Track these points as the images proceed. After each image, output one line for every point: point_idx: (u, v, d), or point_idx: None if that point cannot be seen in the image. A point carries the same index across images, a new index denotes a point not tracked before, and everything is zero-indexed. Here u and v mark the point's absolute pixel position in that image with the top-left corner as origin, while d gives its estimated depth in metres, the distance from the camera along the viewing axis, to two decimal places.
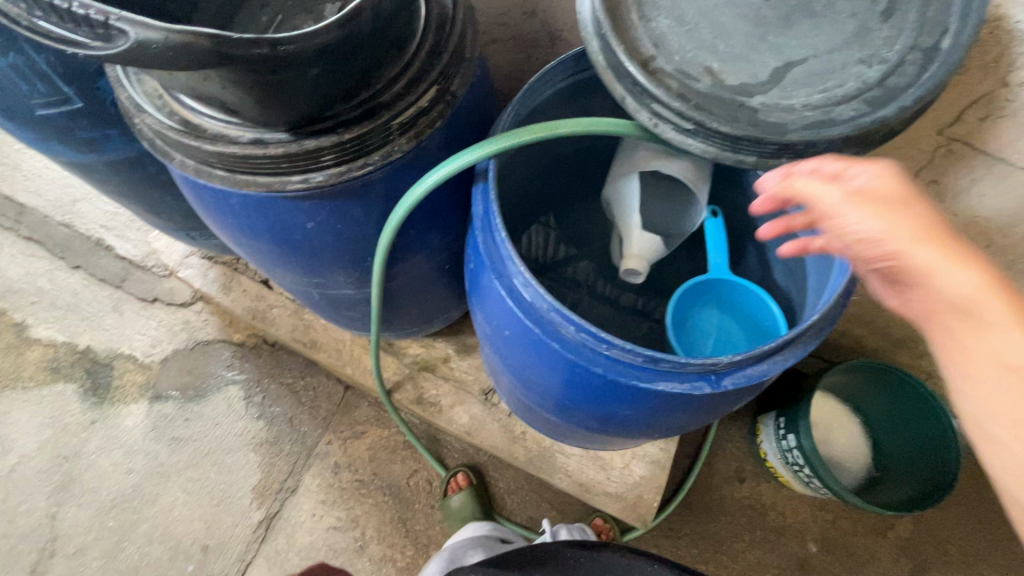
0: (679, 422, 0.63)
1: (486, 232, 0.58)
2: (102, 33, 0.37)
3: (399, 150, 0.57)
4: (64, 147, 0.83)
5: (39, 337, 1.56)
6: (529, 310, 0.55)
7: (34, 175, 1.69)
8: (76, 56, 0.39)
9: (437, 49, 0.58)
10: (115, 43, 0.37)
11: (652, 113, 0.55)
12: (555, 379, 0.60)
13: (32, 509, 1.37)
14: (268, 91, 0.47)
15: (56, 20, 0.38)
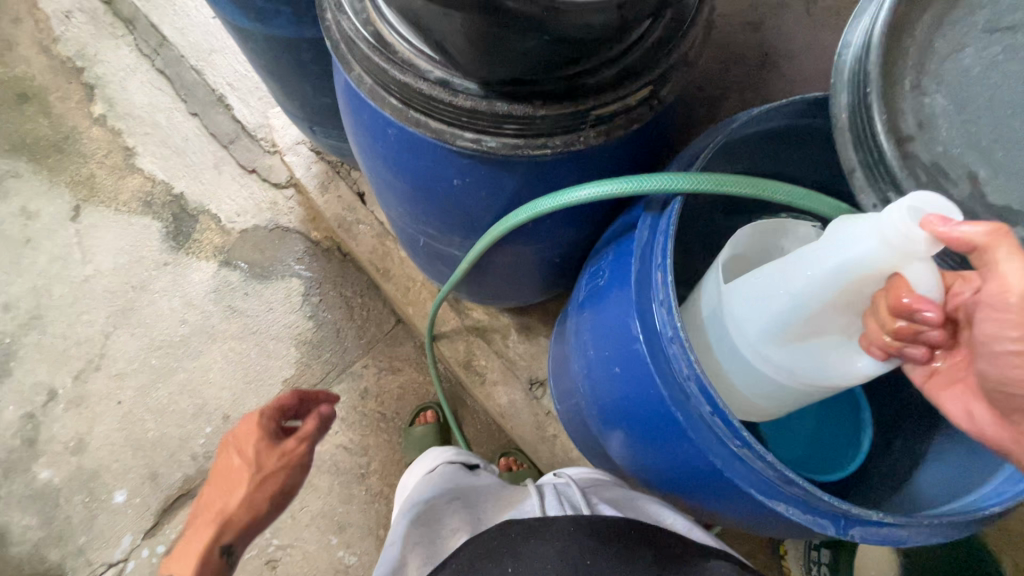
0: (763, 527, 0.56)
1: (642, 262, 0.51)
2: None
3: (584, 142, 0.51)
4: (234, 7, 0.80)
5: (143, 168, 1.63)
6: (662, 366, 0.48)
7: (182, 13, 1.71)
8: None
9: (665, 45, 0.51)
10: None
11: (882, 200, 0.48)
12: (652, 436, 0.53)
13: (92, 321, 1.46)
14: (489, 47, 0.42)
15: None
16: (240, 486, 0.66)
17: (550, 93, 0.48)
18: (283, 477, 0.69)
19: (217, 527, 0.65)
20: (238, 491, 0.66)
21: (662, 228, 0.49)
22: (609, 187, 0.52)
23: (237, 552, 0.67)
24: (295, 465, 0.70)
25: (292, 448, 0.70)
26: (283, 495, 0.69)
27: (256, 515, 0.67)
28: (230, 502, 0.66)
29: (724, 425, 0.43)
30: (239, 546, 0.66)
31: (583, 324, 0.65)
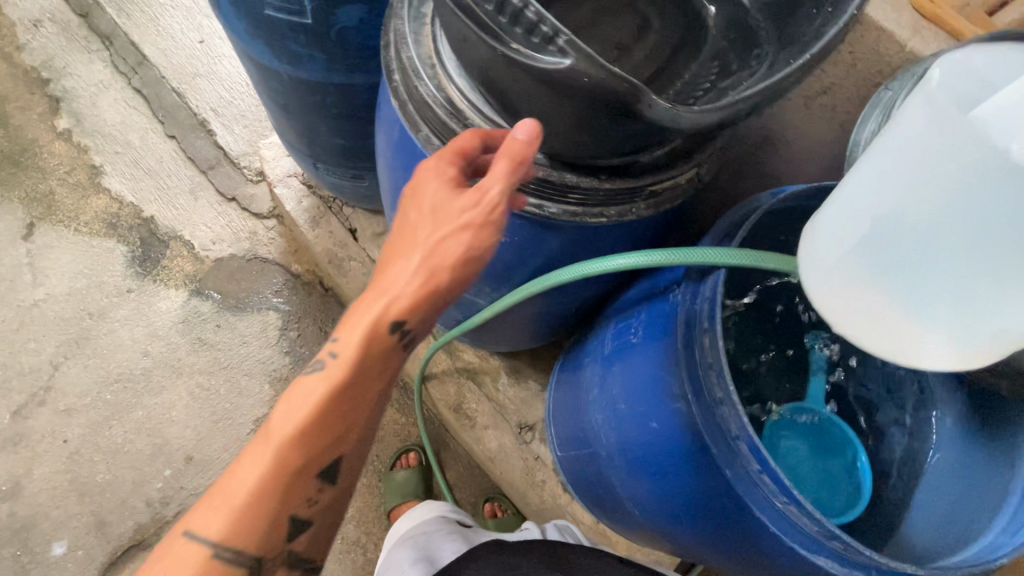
0: None
1: (687, 326, 0.54)
2: (538, 40, 0.39)
3: (636, 213, 0.56)
4: (266, 49, 0.81)
5: (109, 188, 1.54)
6: (709, 423, 0.51)
7: (166, 35, 1.66)
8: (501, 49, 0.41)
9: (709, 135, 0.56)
10: (552, 56, 0.39)
11: None
12: (691, 489, 0.56)
13: (39, 350, 1.35)
14: (580, 129, 0.46)
15: (506, 25, 0.39)
16: (414, 255, 0.48)
17: (613, 168, 0.53)
18: (459, 245, 0.48)
19: (366, 337, 0.50)
20: (420, 255, 0.48)
21: (704, 295, 0.54)
22: (656, 256, 0.56)
23: (401, 347, 0.53)
24: (488, 226, 0.48)
25: (480, 207, 0.47)
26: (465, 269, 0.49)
27: (426, 308, 0.50)
28: (383, 319, 0.50)
29: (773, 483, 0.47)
30: (418, 332, 0.52)
31: (609, 377, 0.68)
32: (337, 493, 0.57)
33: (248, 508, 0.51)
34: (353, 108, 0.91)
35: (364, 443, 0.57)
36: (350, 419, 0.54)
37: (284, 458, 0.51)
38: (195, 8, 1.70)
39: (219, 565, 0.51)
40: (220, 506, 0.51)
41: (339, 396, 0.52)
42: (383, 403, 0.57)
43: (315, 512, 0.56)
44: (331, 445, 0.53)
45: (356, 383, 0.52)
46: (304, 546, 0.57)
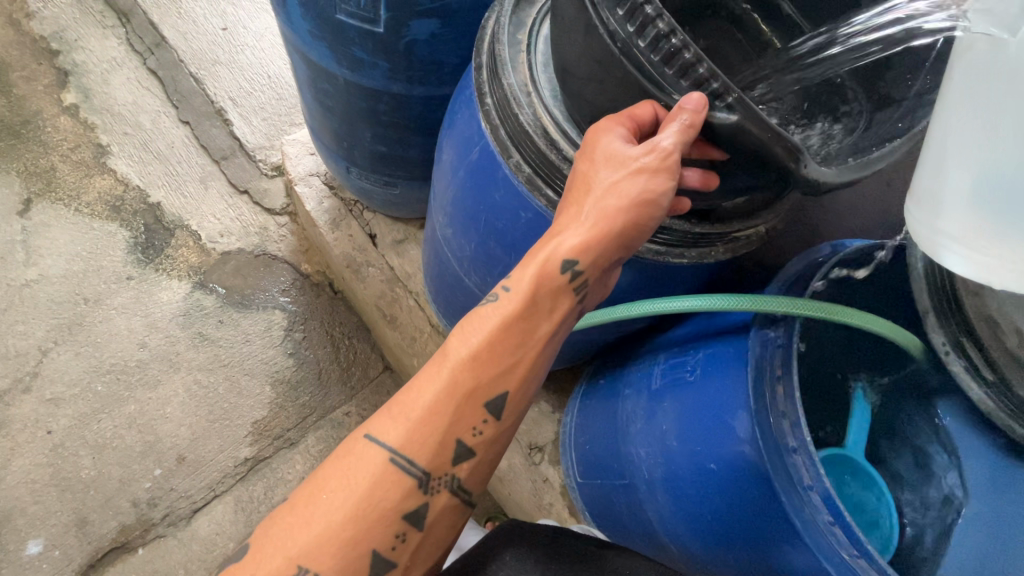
0: None
1: (756, 372, 0.56)
2: (685, 71, 0.43)
3: (714, 256, 0.56)
4: (327, 52, 0.80)
5: (115, 169, 1.48)
6: (777, 471, 0.52)
7: (188, 18, 1.62)
8: (643, 83, 0.45)
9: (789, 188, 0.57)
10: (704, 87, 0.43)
11: (951, 341, 0.58)
12: (748, 527, 0.57)
13: (28, 334, 1.30)
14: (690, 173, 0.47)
15: (656, 59, 0.43)
16: (588, 198, 0.48)
17: (701, 213, 0.54)
18: (640, 190, 0.47)
19: (538, 271, 0.50)
20: (602, 196, 0.48)
21: (776, 343, 0.55)
22: (730, 300, 0.57)
23: (570, 289, 0.52)
24: (670, 172, 0.46)
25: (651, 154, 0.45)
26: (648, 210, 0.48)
27: (605, 243, 0.49)
28: (556, 254, 0.50)
29: (844, 535, 0.48)
30: (592, 274, 0.51)
31: (658, 411, 0.68)
32: (501, 425, 0.53)
33: (422, 424, 0.50)
34: (403, 117, 0.90)
35: (533, 377, 0.53)
36: (515, 355, 0.52)
37: (456, 377, 0.50)
38: None
39: (393, 475, 0.49)
40: (396, 417, 0.50)
41: (505, 326, 0.51)
42: (551, 347, 0.54)
43: (479, 444, 0.52)
44: (496, 376, 0.51)
45: (516, 321, 0.51)
46: (465, 475, 0.52)
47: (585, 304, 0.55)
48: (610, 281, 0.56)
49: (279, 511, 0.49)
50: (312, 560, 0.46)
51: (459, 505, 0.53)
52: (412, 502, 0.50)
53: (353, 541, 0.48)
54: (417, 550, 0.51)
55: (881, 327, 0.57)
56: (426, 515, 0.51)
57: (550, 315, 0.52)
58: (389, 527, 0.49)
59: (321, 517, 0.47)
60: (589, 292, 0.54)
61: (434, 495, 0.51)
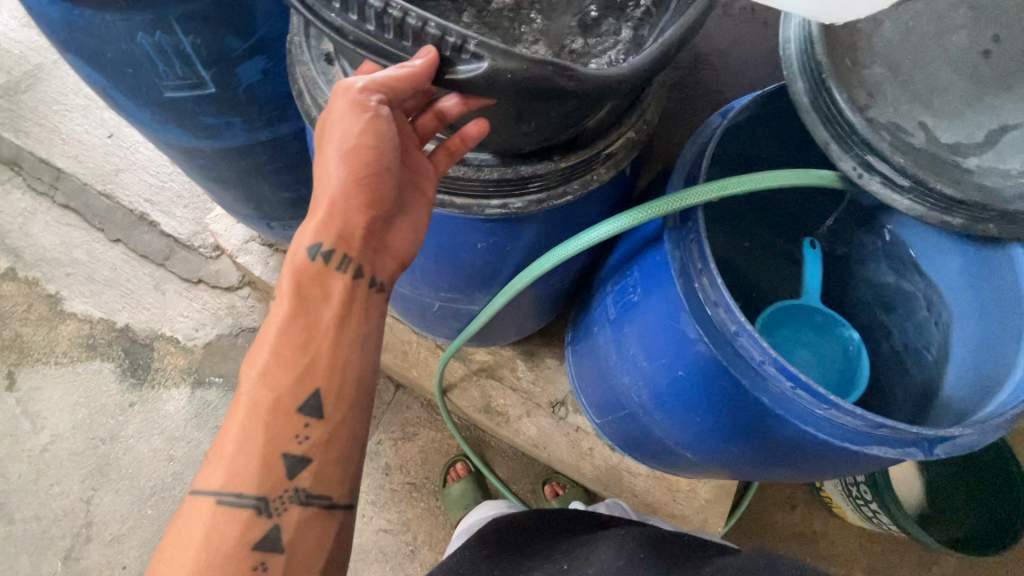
0: (834, 470, 0.60)
1: (683, 275, 0.55)
2: (424, 39, 0.39)
3: (598, 178, 0.54)
4: (179, 130, 0.78)
5: (74, 312, 1.50)
6: (732, 359, 0.53)
7: (73, 140, 1.59)
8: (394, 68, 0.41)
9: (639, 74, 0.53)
10: (444, 50, 0.39)
11: (861, 163, 0.54)
12: (727, 417, 0.58)
13: (66, 492, 1.35)
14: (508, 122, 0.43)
15: (391, 37, 0.39)
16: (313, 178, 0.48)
17: (564, 145, 0.52)
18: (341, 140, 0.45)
19: (291, 267, 0.49)
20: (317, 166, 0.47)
21: (689, 237, 0.54)
22: (632, 215, 0.55)
23: (336, 267, 0.49)
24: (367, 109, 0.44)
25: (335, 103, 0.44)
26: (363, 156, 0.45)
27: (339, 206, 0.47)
28: (302, 244, 0.49)
29: (809, 395, 0.49)
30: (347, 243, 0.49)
31: (624, 338, 0.68)
32: (329, 422, 0.49)
33: (236, 457, 0.46)
34: (288, 158, 0.89)
35: (341, 363, 0.50)
36: (308, 352, 0.48)
37: (255, 396, 0.47)
38: (92, 105, 1.63)
39: (224, 516, 0.45)
40: (214, 462, 0.47)
41: (283, 329, 0.48)
42: (349, 331, 0.50)
43: (312, 448, 0.48)
44: (296, 380, 0.48)
45: (293, 320, 0.48)
46: (311, 483, 0.48)
47: (375, 275, 0.52)
48: (399, 243, 0.53)
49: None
50: None
51: (319, 510, 0.49)
52: (257, 530, 0.46)
53: None
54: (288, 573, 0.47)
55: (789, 179, 0.55)
56: (281, 537, 0.47)
57: (326, 300, 0.49)
58: (241, 562, 0.46)
59: None
60: (368, 262, 0.51)
61: (282, 514, 0.47)
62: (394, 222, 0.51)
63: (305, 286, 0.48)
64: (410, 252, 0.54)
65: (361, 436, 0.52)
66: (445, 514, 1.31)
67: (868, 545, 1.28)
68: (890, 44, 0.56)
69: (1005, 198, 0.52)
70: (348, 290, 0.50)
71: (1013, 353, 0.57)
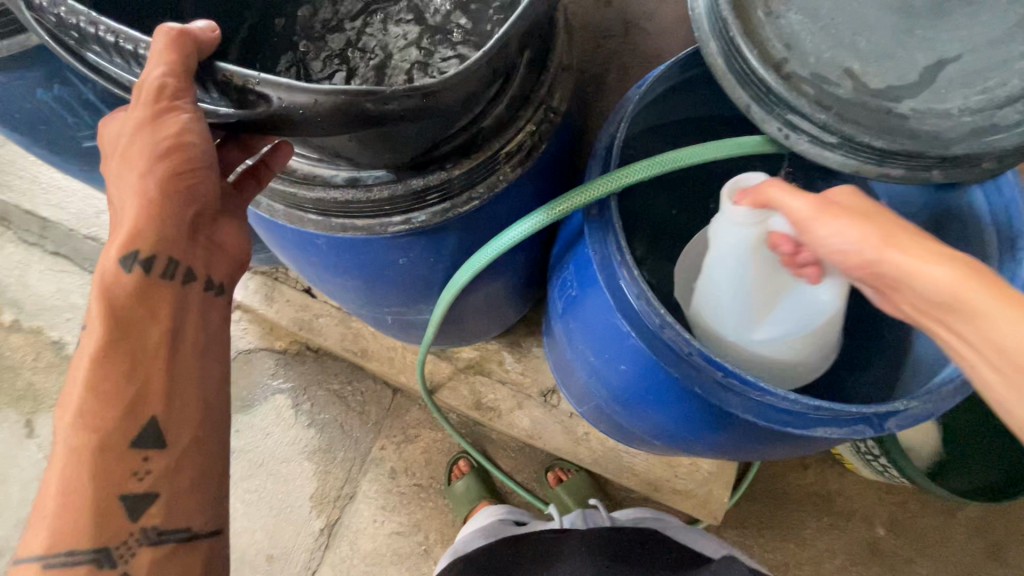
0: (794, 447, 0.58)
1: (605, 273, 0.52)
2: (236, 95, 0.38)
3: (504, 178, 0.52)
4: None
5: None
6: (662, 353, 0.50)
7: (53, 188, 1.61)
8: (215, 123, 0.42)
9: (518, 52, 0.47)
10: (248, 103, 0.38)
11: (785, 124, 0.50)
12: (679, 408, 0.56)
13: None
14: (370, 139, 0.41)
15: (214, 96, 0.41)
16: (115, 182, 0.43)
17: (457, 150, 0.49)
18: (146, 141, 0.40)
19: (102, 284, 0.43)
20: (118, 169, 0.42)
21: (606, 234, 0.52)
22: (544, 213, 0.52)
23: (160, 276, 0.44)
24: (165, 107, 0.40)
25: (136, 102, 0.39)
26: (170, 155, 0.41)
27: (152, 209, 0.42)
28: (114, 254, 0.43)
29: (743, 383, 0.46)
30: (169, 247, 0.44)
31: (571, 331, 0.66)
32: (174, 451, 0.45)
33: (61, 512, 0.41)
34: None
35: (178, 387, 0.45)
36: (138, 378, 0.43)
37: (73, 442, 0.42)
38: None
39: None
40: (34, 528, 0.41)
41: (99, 359, 0.42)
42: (187, 346, 0.46)
43: (156, 482, 0.44)
44: (127, 410, 0.43)
45: (116, 342, 0.43)
46: (162, 519, 0.44)
47: (211, 277, 0.48)
48: (232, 241, 0.49)
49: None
50: None
51: (177, 546, 0.45)
52: None
53: None
54: None
55: (698, 154, 0.51)
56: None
57: (157, 314, 0.44)
58: None
59: None
60: (198, 262, 0.46)
61: (131, 559, 0.43)
62: (219, 221, 0.47)
63: (127, 302, 0.43)
64: (246, 250, 0.50)
65: (220, 458, 0.47)
66: (453, 511, 1.32)
67: (886, 497, 1.24)
68: None
69: (945, 141, 0.47)
70: (178, 299, 0.46)
71: None
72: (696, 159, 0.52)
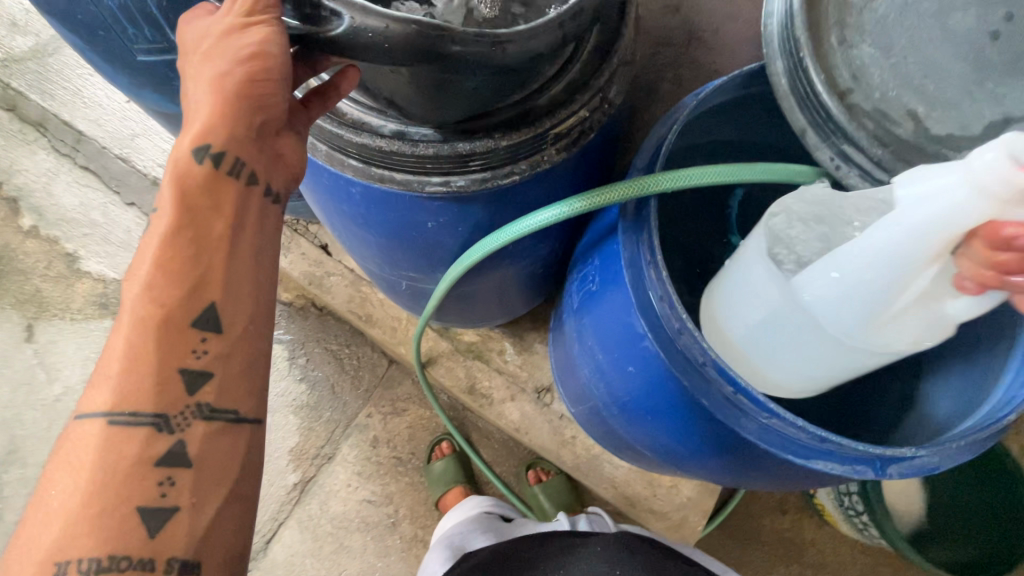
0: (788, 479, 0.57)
1: (632, 271, 0.52)
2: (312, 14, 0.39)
3: (548, 160, 0.52)
4: (157, 94, 0.77)
5: (90, 271, 1.41)
6: (675, 360, 0.50)
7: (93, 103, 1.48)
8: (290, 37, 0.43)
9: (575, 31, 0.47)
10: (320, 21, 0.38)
11: (838, 154, 0.49)
12: (677, 418, 0.55)
13: None
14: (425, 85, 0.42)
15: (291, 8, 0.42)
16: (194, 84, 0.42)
17: (507, 123, 0.49)
18: (235, 49, 0.41)
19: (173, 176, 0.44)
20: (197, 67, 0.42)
21: (638, 235, 0.52)
22: (576, 203, 0.53)
23: (228, 173, 0.45)
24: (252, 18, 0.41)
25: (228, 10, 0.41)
26: (249, 62, 0.41)
27: (229, 115, 0.42)
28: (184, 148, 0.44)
29: (750, 402, 0.46)
30: (239, 152, 0.44)
31: (582, 328, 0.66)
32: (228, 338, 0.46)
33: (129, 374, 0.43)
34: None
35: (239, 282, 0.46)
36: (200, 264, 0.45)
37: (140, 313, 0.44)
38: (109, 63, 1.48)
39: (117, 435, 0.42)
40: (98, 384, 0.44)
41: (171, 240, 0.44)
42: (242, 244, 0.47)
43: (212, 363, 0.46)
44: (190, 294, 0.45)
45: (181, 232, 0.44)
46: (215, 397, 0.46)
47: (271, 185, 0.47)
48: (292, 152, 0.48)
49: (13, 533, 0.42)
50: (75, 546, 0.41)
51: (225, 425, 0.46)
52: (158, 446, 0.44)
53: (107, 511, 0.42)
54: (196, 487, 0.45)
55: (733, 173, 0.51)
56: (187, 452, 0.45)
57: (217, 210, 0.45)
58: (142, 479, 0.43)
59: (62, 503, 0.41)
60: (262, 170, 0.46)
61: (186, 429, 0.45)
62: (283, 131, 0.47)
63: (195, 195, 0.45)
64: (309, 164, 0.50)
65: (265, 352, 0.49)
66: (426, 489, 1.33)
67: (857, 556, 1.23)
68: (883, 21, 0.50)
69: None
70: (242, 198, 0.46)
71: (997, 378, 0.54)
72: (740, 175, 0.52)
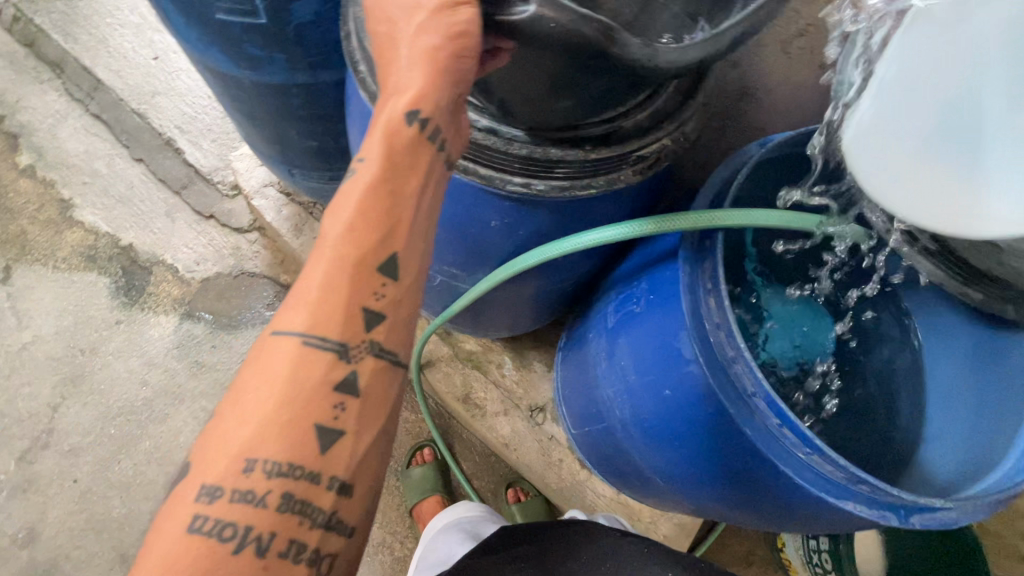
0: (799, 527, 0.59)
1: (689, 296, 0.54)
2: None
3: (624, 179, 0.54)
4: (221, 54, 0.76)
5: (82, 220, 1.34)
6: (722, 386, 0.52)
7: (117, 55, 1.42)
8: None
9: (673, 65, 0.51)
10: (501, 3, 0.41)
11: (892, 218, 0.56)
12: (705, 449, 0.57)
13: (35, 394, 1.23)
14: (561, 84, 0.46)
15: None
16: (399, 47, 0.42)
17: (596, 139, 0.52)
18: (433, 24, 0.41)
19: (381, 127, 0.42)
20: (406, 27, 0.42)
21: (697, 266, 0.54)
22: (644, 224, 0.55)
23: (428, 135, 0.43)
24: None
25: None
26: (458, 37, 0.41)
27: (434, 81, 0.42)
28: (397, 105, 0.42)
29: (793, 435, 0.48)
30: (440, 115, 0.43)
31: (615, 348, 0.67)
32: (405, 286, 0.43)
33: (322, 300, 0.41)
34: (322, 108, 0.87)
35: (421, 233, 0.44)
36: (392, 215, 0.42)
37: (337, 249, 0.42)
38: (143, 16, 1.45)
39: (307, 356, 0.40)
40: (293, 306, 0.41)
41: (375, 185, 0.42)
42: (429, 200, 0.45)
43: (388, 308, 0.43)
44: (379, 239, 0.42)
45: (380, 184, 0.42)
46: (386, 337, 0.42)
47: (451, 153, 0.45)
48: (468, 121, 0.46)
49: (203, 428, 0.40)
50: (258, 450, 0.38)
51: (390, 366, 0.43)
52: (340, 371, 0.40)
53: (289, 428, 0.38)
54: (363, 417, 0.41)
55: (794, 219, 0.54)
56: (358, 383, 0.41)
57: (412, 167, 0.43)
58: (320, 402, 0.39)
59: (243, 409, 0.38)
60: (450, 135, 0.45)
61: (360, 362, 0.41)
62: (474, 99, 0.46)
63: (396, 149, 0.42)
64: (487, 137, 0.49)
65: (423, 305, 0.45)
66: (401, 494, 1.30)
67: None
68: None
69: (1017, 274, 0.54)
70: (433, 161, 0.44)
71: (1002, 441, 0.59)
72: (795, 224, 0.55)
